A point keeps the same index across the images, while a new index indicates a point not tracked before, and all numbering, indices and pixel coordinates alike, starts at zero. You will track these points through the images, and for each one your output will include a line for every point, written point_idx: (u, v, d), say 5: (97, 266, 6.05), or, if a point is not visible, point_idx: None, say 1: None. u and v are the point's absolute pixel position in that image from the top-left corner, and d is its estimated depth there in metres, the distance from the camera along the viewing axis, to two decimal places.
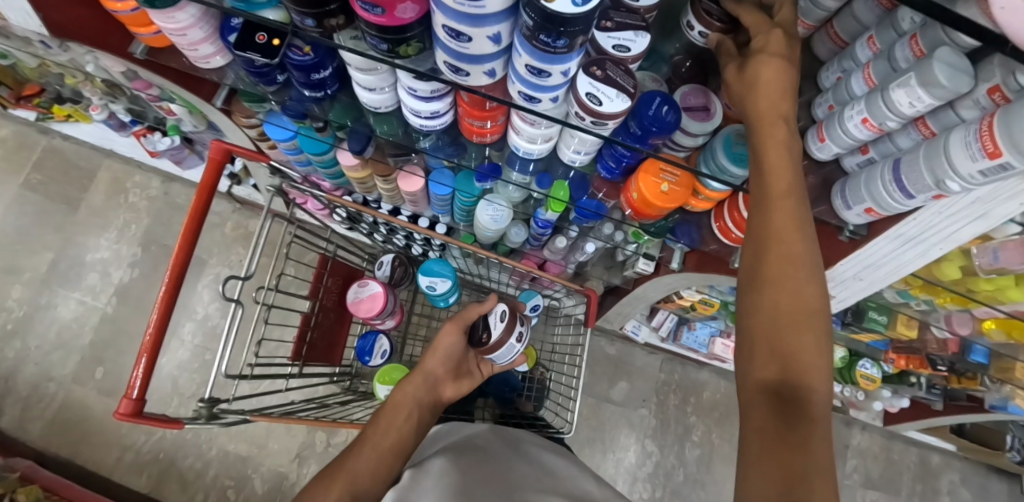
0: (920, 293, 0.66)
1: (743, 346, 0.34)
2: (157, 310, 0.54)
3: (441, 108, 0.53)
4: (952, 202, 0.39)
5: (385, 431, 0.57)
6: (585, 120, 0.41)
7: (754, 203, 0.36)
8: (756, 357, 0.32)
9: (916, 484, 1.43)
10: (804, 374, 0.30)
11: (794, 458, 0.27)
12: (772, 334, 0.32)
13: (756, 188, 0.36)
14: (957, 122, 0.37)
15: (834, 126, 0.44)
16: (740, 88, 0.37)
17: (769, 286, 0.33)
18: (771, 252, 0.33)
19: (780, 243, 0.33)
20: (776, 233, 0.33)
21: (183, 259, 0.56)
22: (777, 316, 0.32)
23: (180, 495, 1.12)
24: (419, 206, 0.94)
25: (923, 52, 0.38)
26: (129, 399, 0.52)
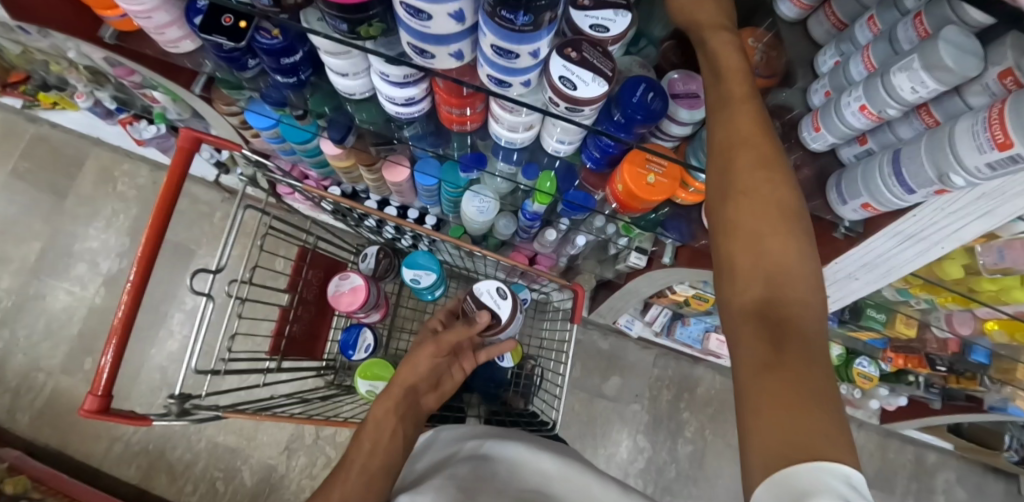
0: (920, 292, 0.64)
1: (722, 273, 0.31)
2: (123, 303, 0.52)
3: (416, 95, 0.51)
4: (956, 198, 0.36)
5: (368, 450, 0.56)
6: (560, 106, 0.39)
7: (715, 115, 0.34)
8: (737, 278, 0.29)
9: (911, 482, 1.42)
10: (790, 283, 0.27)
11: (797, 373, 0.23)
12: (752, 252, 0.28)
13: (716, 100, 0.34)
14: (964, 110, 0.34)
15: (830, 113, 0.41)
16: (712, 79, 0.35)
17: (740, 199, 0.30)
18: (739, 159, 0.31)
19: (747, 149, 0.31)
20: (740, 138, 0.31)
21: (150, 252, 0.54)
22: (756, 232, 0.29)
23: (169, 486, 1.12)
24: (406, 197, 0.92)
25: (928, 32, 0.35)
26: (94, 396, 0.51)
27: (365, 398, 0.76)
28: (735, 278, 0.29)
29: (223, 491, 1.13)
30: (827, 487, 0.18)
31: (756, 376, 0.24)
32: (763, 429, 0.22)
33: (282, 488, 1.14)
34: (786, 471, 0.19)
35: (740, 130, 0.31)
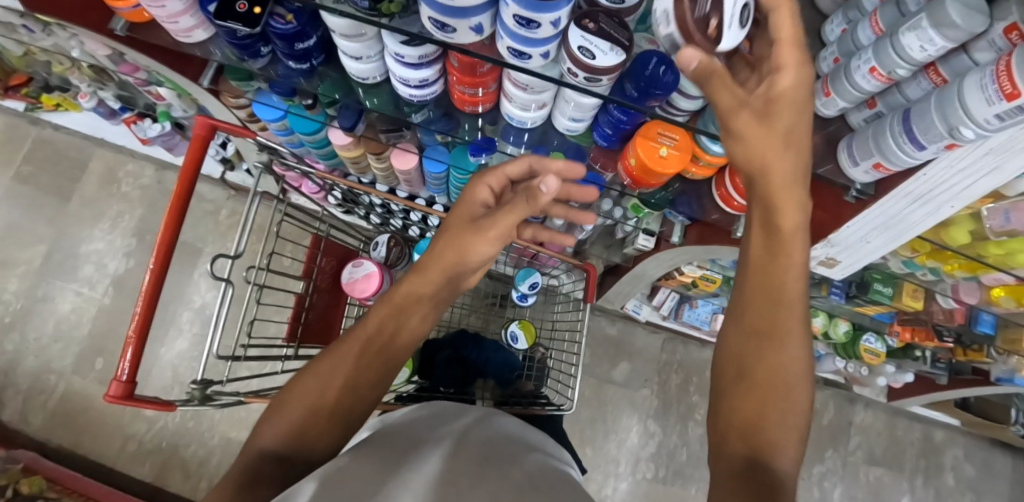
0: (927, 261, 0.65)
1: (721, 411, 0.34)
2: (145, 290, 0.53)
3: (430, 76, 0.52)
4: (965, 154, 0.37)
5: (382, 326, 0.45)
6: (579, 77, 0.40)
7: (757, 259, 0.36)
8: (730, 429, 0.32)
9: (919, 459, 1.44)
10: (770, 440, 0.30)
11: None
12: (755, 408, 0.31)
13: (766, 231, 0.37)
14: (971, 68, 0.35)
15: (840, 77, 0.42)
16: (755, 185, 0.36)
17: (759, 349, 0.34)
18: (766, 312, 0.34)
19: (777, 304, 0.34)
20: (777, 295, 0.34)
21: (170, 238, 0.55)
22: (763, 389, 0.32)
23: (184, 483, 1.13)
24: (415, 187, 0.92)
25: None
26: (119, 381, 0.51)
27: None
28: (735, 392, 0.33)
29: None
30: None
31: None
32: None
33: None
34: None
35: (778, 279, 0.35)
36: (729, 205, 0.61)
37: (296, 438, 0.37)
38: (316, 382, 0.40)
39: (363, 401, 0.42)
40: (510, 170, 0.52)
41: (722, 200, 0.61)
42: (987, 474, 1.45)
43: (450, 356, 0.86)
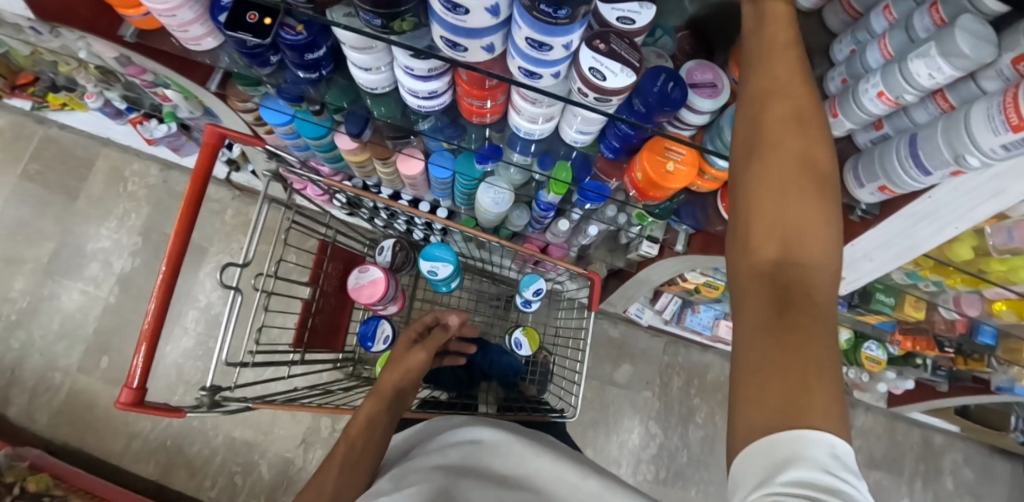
0: (930, 274, 0.65)
1: (737, 229, 0.31)
2: (155, 298, 0.54)
3: (439, 87, 0.52)
4: (969, 179, 0.38)
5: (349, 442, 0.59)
6: (588, 96, 0.40)
7: (749, 74, 0.33)
8: (751, 240, 0.29)
9: (919, 463, 1.44)
10: (805, 245, 0.27)
11: (793, 339, 0.24)
12: (774, 215, 0.28)
13: (754, 53, 0.33)
14: (978, 95, 0.35)
15: (848, 100, 0.42)
16: (754, 40, 0.34)
17: (768, 156, 0.30)
18: (772, 116, 0.30)
19: (782, 103, 0.30)
20: (777, 94, 0.31)
21: (180, 247, 0.55)
22: (781, 194, 0.29)
23: (188, 481, 1.14)
24: (419, 191, 0.93)
25: (945, 21, 0.36)
26: (130, 388, 0.52)
27: None
28: (749, 205, 0.30)
29: (242, 484, 1.15)
30: (806, 454, 0.20)
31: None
32: (759, 387, 0.24)
33: (299, 480, 1.15)
34: (766, 443, 0.21)
35: (776, 85, 0.31)
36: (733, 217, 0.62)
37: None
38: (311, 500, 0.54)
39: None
40: (424, 319, 0.78)
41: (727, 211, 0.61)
42: (986, 479, 1.45)
43: (455, 360, 0.87)
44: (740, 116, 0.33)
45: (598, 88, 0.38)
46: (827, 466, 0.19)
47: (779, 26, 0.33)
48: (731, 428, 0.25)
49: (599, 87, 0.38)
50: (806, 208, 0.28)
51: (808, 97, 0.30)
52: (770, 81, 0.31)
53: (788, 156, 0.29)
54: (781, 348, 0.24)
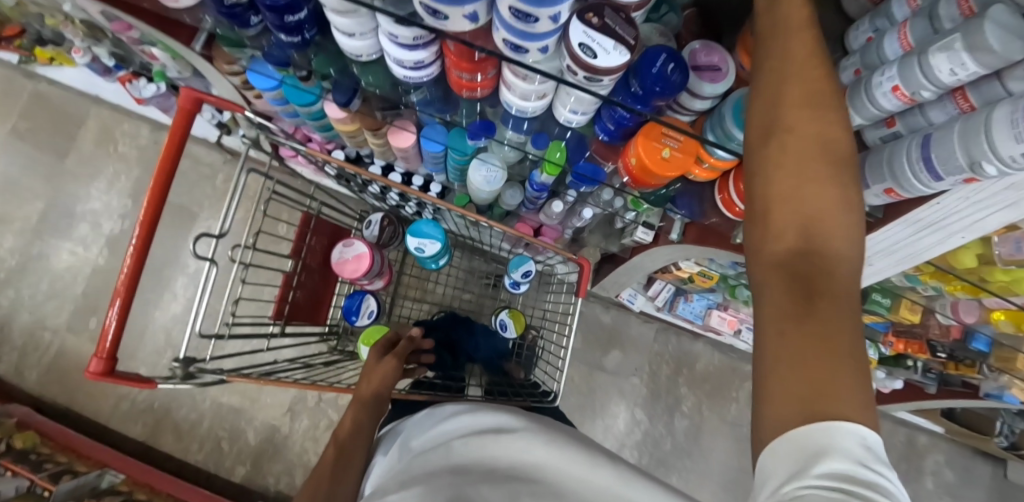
0: (930, 280, 0.63)
1: (753, 216, 0.29)
2: (128, 266, 0.52)
3: (426, 58, 0.49)
4: (984, 187, 0.35)
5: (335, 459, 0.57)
6: (578, 75, 0.37)
7: (761, 49, 0.31)
8: (771, 226, 0.28)
9: (900, 461, 1.46)
10: (827, 231, 0.26)
11: (825, 329, 0.23)
12: (795, 200, 0.27)
13: (763, 28, 0.31)
14: (1003, 97, 0.32)
15: (860, 92, 0.39)
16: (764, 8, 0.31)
17: (787, 138, 0.28)
18: (790, 96, 0.28)
19: (798, 82, 0.29)
20: (794, 71, 0.29)
21: (153, 215, 0.53)
22: (801, 180, 0.27)
23: (175, 445, 1.15)
24: (412, 164, 0.90)
25: (973, 10, 0.33)
26: (99, 358, 0.51)
27: None
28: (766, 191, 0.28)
29: (228, 450, 1.16)
30: (837, 446, 0.19)
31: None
32: (784, 380, 0.22)
33: (285, 448, 1.17)
34: (795, 433, 0.20)
35: (795, 60, 0.29)
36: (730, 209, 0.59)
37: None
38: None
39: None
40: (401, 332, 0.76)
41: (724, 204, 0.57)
42: (965, 480, 1.47)
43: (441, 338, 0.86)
44: (753, 95, 0.31)
45: (587, 66, 0.35)
46: (861, 458, 0.19)
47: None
48: (757, 427, 0.23)
49: (588, 64, 0.35)
50: (818, 200, 0.27)
51: (826, 73, 0.28)
52: (787, 56, 0.29)
53: (805, 141, 0.27)
54: (807, 335, 0.23)
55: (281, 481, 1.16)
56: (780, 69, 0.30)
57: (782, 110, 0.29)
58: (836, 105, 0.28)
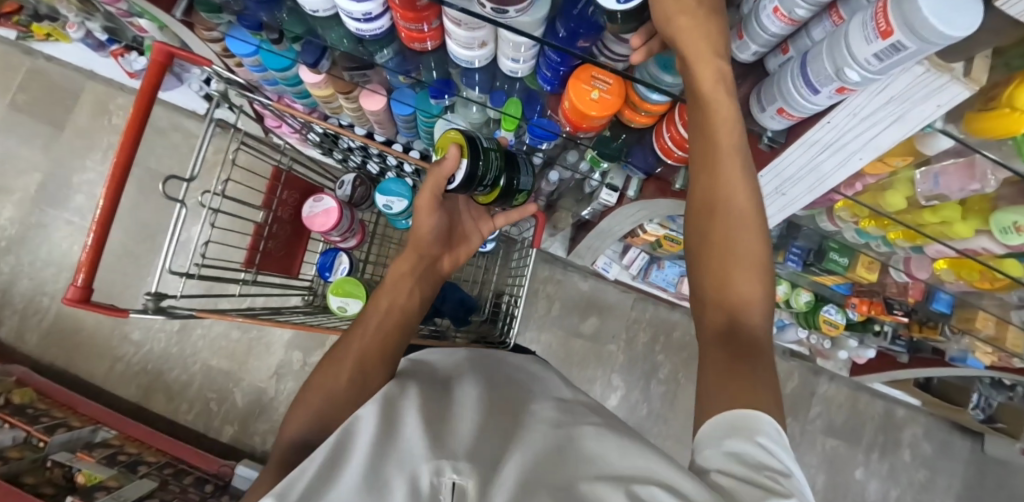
0: (870, 227, 0.66)
1: (345, 378, 0.49)
2: (99, 215, 0.58)
3: (374, 9, 0.51)
4: (862, 100, 0.37)
5: (385, 310, 0.57)
6: (487, 7, 0.39)
7: (314, 386, 0.50)
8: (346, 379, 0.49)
9: (878, 434, 1.44)
10: (349, 393, 0.48)
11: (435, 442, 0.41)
12: (336, 390, 0.49)
13: (313, 387, 0.50)
14: (810, 46, 0.38)
15: (750, 21, 0.39)
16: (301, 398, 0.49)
17: (319, 387, 0.49)
18: (320, 388, 0.49)
19: (318, 391, 0.49)
20: (309, 399, 0.48)
21: (122, 166, 0.58)
22: (334, 391, 0.49)
23: (167, 405, 1.21)
24: (388, 129, 0.93)
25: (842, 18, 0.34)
26: (75, 286, 0.57)
27: (339, 314, 0.79)
28: (347, 377, 0.49)
29: (217, 410, 1.22)
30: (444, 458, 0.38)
31: (717, 378, 0.35)
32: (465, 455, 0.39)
33: (271, 409, 1.22)
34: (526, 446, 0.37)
35: (313, 397, 0.48)
36: (669, 156, 0.61)
37: (315, 427, 0.45)
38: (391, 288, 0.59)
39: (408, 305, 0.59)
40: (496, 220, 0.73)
41: (663, 151, 0.60)
42: (945, 455, 1.45)
43: None
44: (324, 375, 0.50)
45: None
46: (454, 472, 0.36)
47: (310, 393, 0.49)
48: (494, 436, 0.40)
49: None
50: (336, 392, 0.49)
51: (320, 394, 0.49)
52: (325, 393, 0.49)
53: (324, 394, 0.49)
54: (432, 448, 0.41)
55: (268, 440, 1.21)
56: (306, 394, 0.49)
57: (314, 395, 0.49)
58: (326, 389, 0.49)
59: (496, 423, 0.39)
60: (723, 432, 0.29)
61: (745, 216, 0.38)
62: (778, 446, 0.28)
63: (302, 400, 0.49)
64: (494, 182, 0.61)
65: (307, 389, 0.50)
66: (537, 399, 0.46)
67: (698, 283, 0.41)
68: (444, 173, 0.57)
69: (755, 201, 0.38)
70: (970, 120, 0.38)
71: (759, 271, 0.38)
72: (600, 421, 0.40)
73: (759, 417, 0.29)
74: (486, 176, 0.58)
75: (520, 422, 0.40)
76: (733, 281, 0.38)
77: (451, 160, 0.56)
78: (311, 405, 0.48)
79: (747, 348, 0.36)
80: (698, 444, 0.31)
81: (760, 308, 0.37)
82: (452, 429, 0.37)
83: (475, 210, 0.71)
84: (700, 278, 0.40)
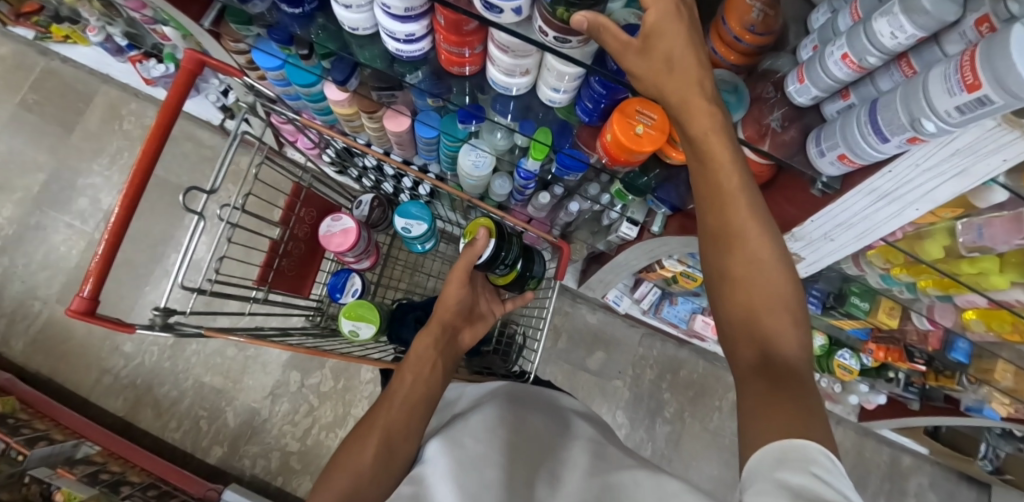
0: (901, 274, 0.66)
1: (367, 458, 0.46)
2: (108, 235, 0.55)
3: (418, 31, 0.50)
4: (932, 152, 0.36)
5: (410, 382, 0.54)
6: (548, 36, 0.38)
7: (336, 466, 0.47)
8: (366, 455, 0.47)
9: (884, 482, 1.41)
10: (368, 479, 0.45)
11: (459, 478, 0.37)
12: (357, 470, 0.46)
13: (334, 470, 0.47)
14: (875, 95, 0.38)
15: (815, 65, 0.40)
16: (323, 478, 0.47)
17: (339, 468, 0.47)
18: (343, 468, 0.46)
19: (340, 472, 0.46)
20: (329, 481, 0.46)
21: (138, 185, 0.56)
22: (356, 471, 0.46)
23: (154, 421, 1.16)
24: (407, 151, 0.92)
25: (914, 71, 0.35)
26: (81, 297, 0.54)
27: (349, 337, 0.76)
28: (375, 452, 0.47)
29: (207, 430, 1.16)
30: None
31: (760, 406, 0.31)
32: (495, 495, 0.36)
33: (262, 431, 1.17)
34: None
35: (337, 480, 0.45)
36: None
37: None
38: (414, 363, 0.56)
39: (425, 359, 0.57)
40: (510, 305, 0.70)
41: None
42: None
43: (420, 318, 0.81)
44: (346, 452, 0.48)
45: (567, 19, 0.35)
46: None
47: (336, 472, 0.47)
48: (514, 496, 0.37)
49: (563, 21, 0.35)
50: (361, 474, 0.45)
51: (343, 473, 0.46)
52: (350, 467, 0.46)
53: (344, 475, 0.46)
54: None
55: (257, 464, 1.15)
56: (327, 476, 0.47)
57: (335, 476, 0.46)
58: (354, 466, 0.46)
59: (518, 464, 0.41)
60: (775, 464, 0.25)
61: (759, 246, 0.35)
62: (836, 476, 0.24)
63: (327, 480, 0.46)
64: (513, 264, 0.65)
65: (329, 471, 0.47)
66: (569, 448, 0.46)
67: (721, 314, 0.38)
68: (474, 252, 0.60)
69: (767, 226, 0.36)
70: None
71: (783, 299, 0.35)
72: (636, 463, 0.43)
73: (806, 446, 0.25)
74: (508, 257, 0.63)
75: (546, 478, 0.40)
76: (766, 312, 0.35)
77: (481, 240, 0.60)
78: (339, 492, 0.44)
79: (784, 368, 0.33)
80: (745, 479, 0.27)
81: (792, 335, 0.35)
82: (481, 462, 0.40)
83: (491, 292, 0.70)
84: (722, 304, 0.37)
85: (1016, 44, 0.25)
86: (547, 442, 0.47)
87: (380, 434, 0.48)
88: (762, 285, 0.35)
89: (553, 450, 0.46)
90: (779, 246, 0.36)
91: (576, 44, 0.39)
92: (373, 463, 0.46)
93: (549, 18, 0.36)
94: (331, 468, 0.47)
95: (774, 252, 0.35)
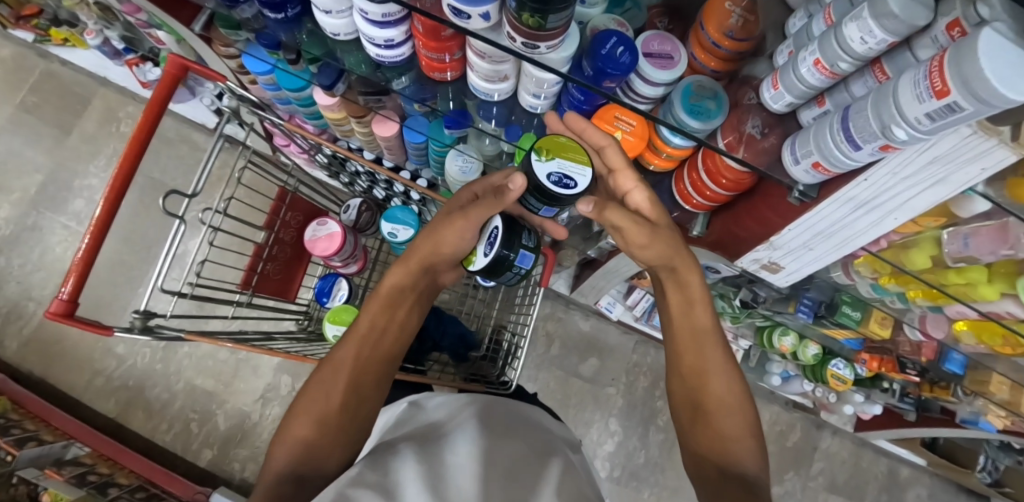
0: (889, 284, 0.65)
1: (334, 404, 0.46)
2: (89, 233, 0.55)
3: (397, 36, 0.50)
4: (907, 160, 0.35)
5: (383, 326, 0.53)
6: (518, 42, 0.38)
7: (301, 406, 0.47)
8: (333, 400, 0.46)
9: (881, 493, 1.39)
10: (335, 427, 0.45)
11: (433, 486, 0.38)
12: (323, 415, 0.46)
13: (300, 409, 0.47)
14: (848, 101, 0.38)
15: (789, 71, 0.39)
16: (288, 419, 0.47)
17: (303, 410, 0.46)
18: (308, 408, 0.46)
19: (303, 414, 0.46)
20: (293, 423, 0.46)
21: (121, 187, 0.56)
22: (322, 416, 0.46)
23: (145, 423, 1.16)
24: (397, 156, 0.92)
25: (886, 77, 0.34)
26: (60, 300, 0.54)
27: (333, 342, 0.75)
28: (341, 400, 0.47)
29: (197, 433, 1.16)
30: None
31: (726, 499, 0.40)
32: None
33: (252, 435, 1.16)
34: None
35: (301, 421, 0.45)
36: (688, 201, 0.60)
37: (303, 458, 0.43)
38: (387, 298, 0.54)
39: (401, 305, 0.55)
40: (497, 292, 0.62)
41: (681, 196, 0.60)
42: None
43: None
44: (311, 393, 0.47)
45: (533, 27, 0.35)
46: None
47: (300, 413, 0.46)
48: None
49: (531, 28, 0.35)
50: (327, 420, 0.45)
51: (308, 416, 0.46)
52: (317, 413, 0.46)
53: (309, 418, 0.46)
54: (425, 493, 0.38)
55: (247, 468, 1.15)
56: (292, 417, 0.47)
57: (300, 417, 0.46)
58: (321, 411, 0.46)
59: (493, 476, 0.41)
60: None
61: (721, 387, 0.48)
62: None
63: (292, 420, 0.46)
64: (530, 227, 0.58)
65: (294, 411, 0.47)
66: (548, 464, 0.46)
67: (693, 441, 0.48)
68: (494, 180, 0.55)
69: (727, 375, 0.49)
70: (1011, 186, 0.37)
71: (746, 430, 0.46)
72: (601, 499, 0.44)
73: None
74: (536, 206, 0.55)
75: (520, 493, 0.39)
76: (727, 442, 0.45)
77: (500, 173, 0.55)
78: (304, 434, 0.44)
79: (746, 484, 0.42)
80: None
81: (754, 459, 0.44)
82: (454, 481, 0.39)
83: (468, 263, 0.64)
84: (695, 435, 0.48)
85: (984, 49, 0.25)
86: (528, 457, 0.46)
87: (349, 381, 0.48)
88: (728, 417, 0.46)
89: (535, 465, 0.45)
90: (740, 389, 0.48)
91: (546, 50, 0.39)
92: (341, 411, 0.46)
93: (518, 25, 0.35)
94: (296, 408, 0.47)
95: (730, 389, 0.48)
